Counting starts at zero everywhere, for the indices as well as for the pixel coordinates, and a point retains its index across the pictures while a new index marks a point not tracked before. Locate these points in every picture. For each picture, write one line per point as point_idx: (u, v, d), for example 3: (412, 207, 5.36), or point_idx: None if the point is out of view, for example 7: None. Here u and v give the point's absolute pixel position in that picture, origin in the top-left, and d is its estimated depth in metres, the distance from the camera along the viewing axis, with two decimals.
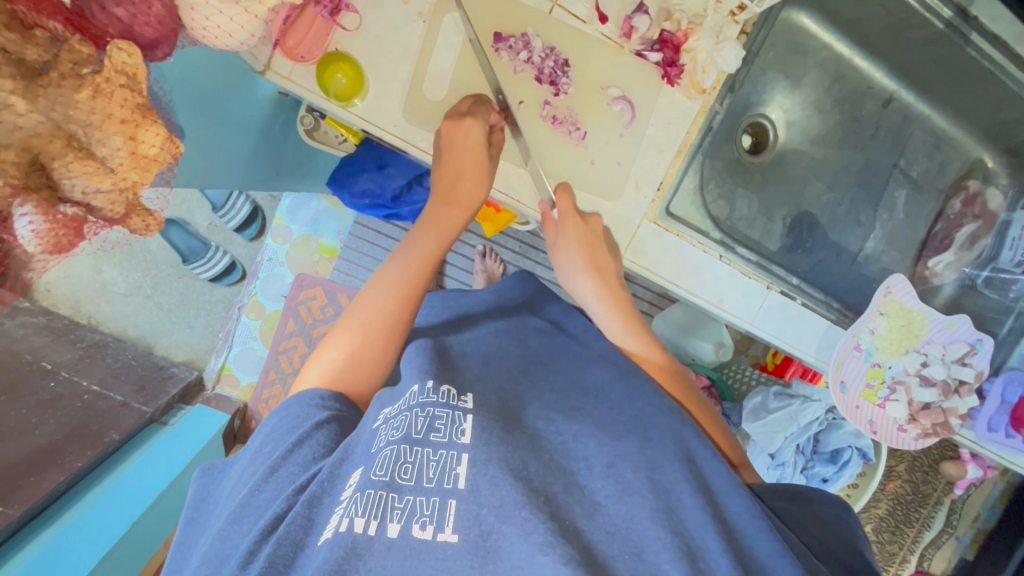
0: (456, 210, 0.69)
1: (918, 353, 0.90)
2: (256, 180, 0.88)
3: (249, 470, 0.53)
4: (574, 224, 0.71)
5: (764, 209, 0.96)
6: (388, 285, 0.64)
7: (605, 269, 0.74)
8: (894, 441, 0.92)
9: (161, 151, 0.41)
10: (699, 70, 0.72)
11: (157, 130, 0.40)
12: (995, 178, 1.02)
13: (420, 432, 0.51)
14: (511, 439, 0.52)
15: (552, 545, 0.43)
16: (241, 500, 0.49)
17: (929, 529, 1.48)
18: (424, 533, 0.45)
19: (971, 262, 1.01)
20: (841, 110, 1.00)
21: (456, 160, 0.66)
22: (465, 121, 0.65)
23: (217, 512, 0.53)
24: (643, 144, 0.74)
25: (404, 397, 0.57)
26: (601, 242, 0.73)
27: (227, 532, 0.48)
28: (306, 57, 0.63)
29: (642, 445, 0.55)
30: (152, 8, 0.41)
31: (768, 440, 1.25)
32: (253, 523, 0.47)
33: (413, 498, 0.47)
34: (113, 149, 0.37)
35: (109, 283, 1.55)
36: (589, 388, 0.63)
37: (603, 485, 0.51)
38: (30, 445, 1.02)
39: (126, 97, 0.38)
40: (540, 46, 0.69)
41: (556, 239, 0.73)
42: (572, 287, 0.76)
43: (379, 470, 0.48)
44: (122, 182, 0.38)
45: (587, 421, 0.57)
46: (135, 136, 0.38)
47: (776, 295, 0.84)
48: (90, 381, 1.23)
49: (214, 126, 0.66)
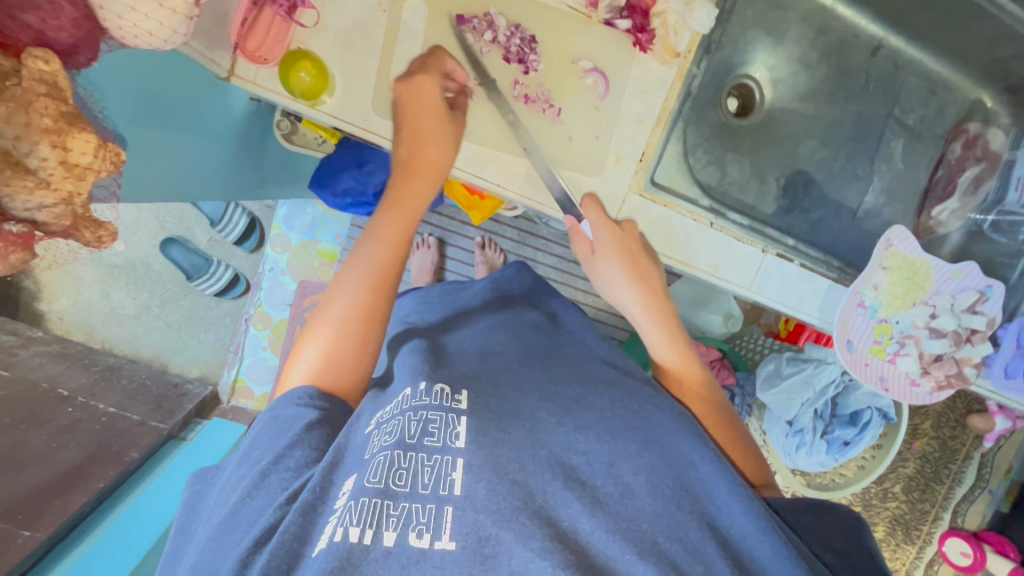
0: (418, 182, 0.65)
1: (925, 305, 0.87)
2: (242, 189, 0.89)
3: (237, 476, 0.53)
4: (612, 234, 0.72)
5: (757, 171, 0.94)
6: (360, 269, 0.62)
7: (652, 279, 0.73)
8: (908, 398, 0.90)
9: (95, 159, 0.37)
10: (670, 33, 0.71)
11: (87, 138, 0.36)
12: (996, 118, 0.99)
13: (413, 436, 0.52)
14: (504, 437, 0.53)
15: (551, 552, 0.44)
16: (232, 508, 0.49)
17: (961, 485, 1.46)
18: (421, 542, 0.45)
19: (976, 208, 0.98)
20: (829, 62, 0.97)
21: (414, 124, 0.63)
22: (415, 80, 0.63)
23: (206, 519, 0.53)
24: (620, 115, 0.72)
25: (397, 400, 0.57)
26: (639, 248, 0.73)
27: (219, 542, 0.47)
28: (269, 57, 0.62)
29: (642, 445, 0.55)
30: (63, 10, 0.36)
31: (784, 408, 1.23)
32: (245, 532, 0.46)
33: (408, 504, 0.47)
34: (41, 159, 0.34)
35: (118, 306, 1.59)
36: (588, 382, 0.63)
37: (603, 484, 0.51)
38: (54, 470, 1.06)
39: (48, 105, 0.34)
40: (505, 24, 0.67)
41: (597, 254, 0.73)
42: (609, 296, 0.75)
43: (372, 477, 0.48)
44: (63, 193, 0.35)
45: (586, 415, 0.57)
46: (64, 144, 0.35)
47: (773, 257, 0.83)
48: (107, 404, 1.29)
49: (189, 136, 0.66)
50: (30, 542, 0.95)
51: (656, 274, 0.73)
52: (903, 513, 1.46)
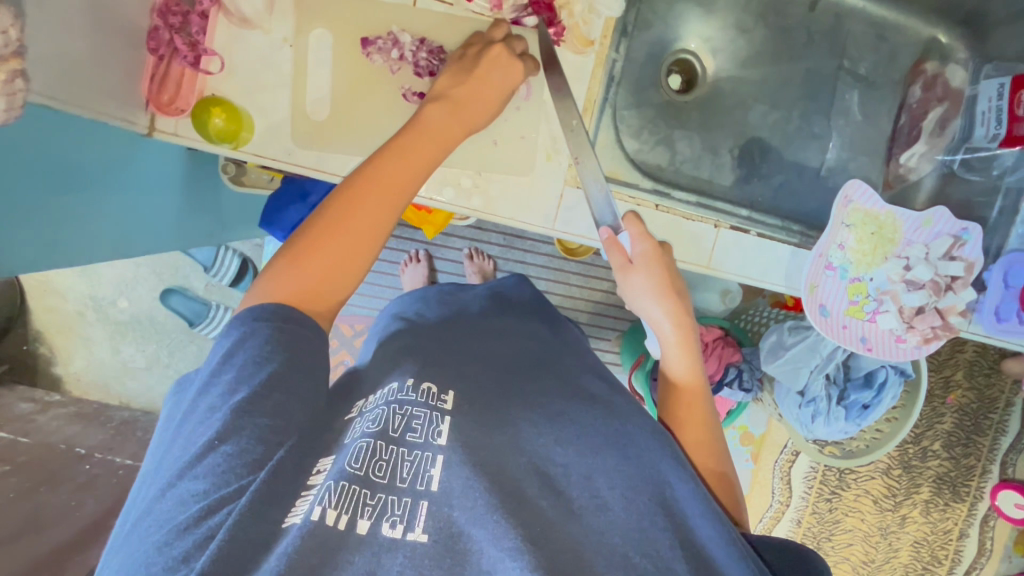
0: (454, 124, 0.63)
1: (896, 258, 0.84)
2: (197, 236, 0.92)
3: (205, 402, 0.49)
4: (656, 250, 0.70)
5: (707, 145, 0.92)
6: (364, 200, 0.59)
7: (683, 299, 0.69)
8: (893, 354, 0.87)
9: None
10: (580, 22, 0.70)
11: None
12: (953, 54, 0.95)
13: (396, 430, 0.52)
14: (489, 442, 0.54)
15: (521, 552, 0.44)
16: (197, 451, 0.45)
17: (1006, 434, 1.40)
18: (393, 532, 0.45)
19: (943, 149, 0.94)
20: (766, 23, 0.94)
21: (479, 82, 0.64)
22: (512, 57, 0.65)
23: (162, 456, 0.49)
24: (544, 112, 0.72)
25: (385, 391, 0.58)
26: (676, 274, 0.71)
27: (177, 493, 0.44)
28: (183, 108, 0.64)
29: (620, 462, 0.55)
30: None
31: (794, 378, 1.20)
32: (207, 490, 0.44)
33: (385, 496, 0.47)
34: None
35: (129, 360, 1.64)
36: (551, 390, 0.64)
37: (578, 495, 0.52)
38: (74, 528, 1.10)
39: None
40: (409, 40, 0.66)
41: (641, 263, 0.69)
42: (635, 305, 0.70)
43: (354, 463, 0.48)
44: None
45: (569, 427, 0.58)
46: None
47: (728, 231, 0.81)
48: (124, 457, 1.30)
49: (116, 195, 0.68)
50: None
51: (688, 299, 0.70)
52: (948, 470, 1.42)
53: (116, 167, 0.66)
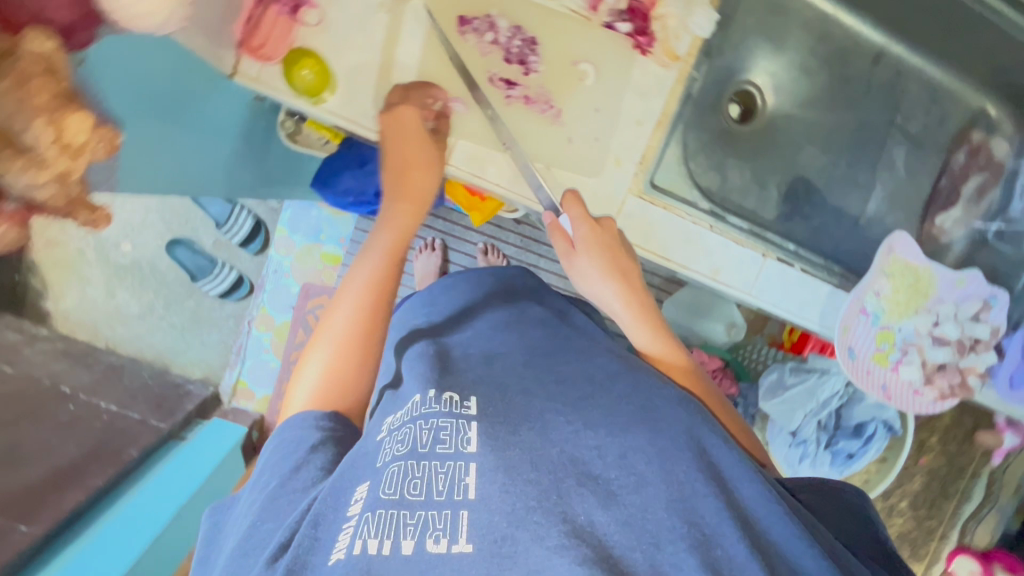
0: (404, 205, 0.69)
1: (928, 313, 0.87)
2: (244, 189, 0.90)
3: (251, 498, 0.55)
4: (594, 232, 0.70)
5: (757, 178, 0.94)
6: (355, 292, 0.65)
7: (630, 273, 0.71)
8: (910, 406, 0.89)
9: (92, 138, 0.33)
10: (671, 36, 0.71)
11: (84, 117, 0.33)
12: (1000, 127, 0.98)
13: (426, 445, 0.53)
14: (516, 440, 0.53)
15: (568, 548, 0.45)
16: (246, 531, 0.51)
17: (969, 500, 1.43)
18: (438, 547, 0.46)
19: (981, 216, 0.97)
20: (830, 69, 0.96)
21: (401, 145, 0.66)
22: (398, 109, 0.65)
23: (225, 542, 0.55)
24: (620, 118, 0.72)
25: (408, 407, 0.60)
26: (621, 246, 0.71)
27: (235, 567, 0.49)
28: (272, 55, 0.63)
29: (652, 436, 0.54)
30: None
31: (788, 419, 1.23)
32: (260, 553, 0.49)
33: (424, 513, 0.48)
34: (39, 139, 0.30)
35: (123, 306, 1.60)
36: (594, 378, 0.62)
37: (616, 475, 0.50)
38: (48, 468, 1.06)
39: (46, 85, 0.31)
40: (506, 25, 0.68)
41: (583, 253, 0.70)
42: (589, 289, 0.72)
43: (388, 489, 0.49)
44: (61, 175, 0.32)
45: (595, 410, 0.57)
46: (60, 122, 0.31)
47: (774, 262, 0.82)
48: (109, 402, 1.27)
49: (186, 131, 0.65)
50: (24, 539, 0.96)
51: (632, 267, 0.72)
52: (910, 529, 1.45)
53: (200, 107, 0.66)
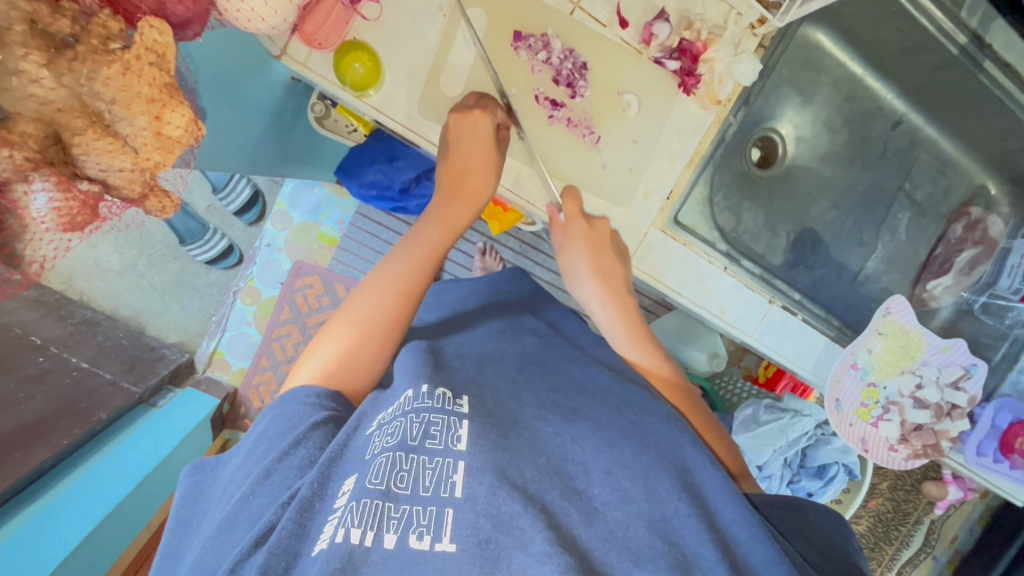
0: (459, 204, 0.67)
1: (913, 374, 0.91)
2: (264, 166, 0.86)
3: (243, 472, 0.53)
4: (579, 228, 0.71)
5: (769, 224, 0.95)
6: (388, 278, 0.62)
7: (611, 273, 0.72)
8: (885, 461, 0.93)
9: (185, 133, 0.41)
10: (715, 81, 0.72)
11: (183, 112, 0.41)
12: (997, 206, 1.04)
13: (416, 438, 0.51)
14: (507, 444, 0.53)
15: (550, 556, 0.44)
16: (234, 505, 0.49)
17: (908, 547, 1.49)
18: (421, 544, 0.45)
19: (969, 287, 1.02)
20: (851, 128, 1.00)
21: (463, 153, 0.65)
22: (471, 113, 0.65)
23: (210, 512, 0.53)
24: (654, 153, 0.74)
25: (399, 402, 0.56)
26: (607, 244, 0.72)
27: (220, 540, 0.47)
28: (324, 43, 0.62)
29: (639, 452, 0.55)
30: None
31: (757, 453, 1.23)
32: (246, 531, 0.47)
33: (409, 508, 0.47)
34: (138, 129, 0.38)
35: (103, 259, 1.47)
36: (585, 390, 0.63)
37: (600, 491, 0.52)
38: (19, 421, 0.98)
39: (155, 76, 0.39)
40: (559, 47, 0.69)
41: (562, 244, 0.73)
42: (574, 286, 0.74)
43: (374, 478, 0.48)
44: (143, 161, 0.40)
45: (584, 426, 0.57)
46: (161, 116, 0.39)
47: (778, 309, 0.85)
48: (81, 359, 1.20)
49: (230, 104, 0.64)
50: None
51: (618, 269, 0.72)
52: None
53: (231, 76, 0.62)
